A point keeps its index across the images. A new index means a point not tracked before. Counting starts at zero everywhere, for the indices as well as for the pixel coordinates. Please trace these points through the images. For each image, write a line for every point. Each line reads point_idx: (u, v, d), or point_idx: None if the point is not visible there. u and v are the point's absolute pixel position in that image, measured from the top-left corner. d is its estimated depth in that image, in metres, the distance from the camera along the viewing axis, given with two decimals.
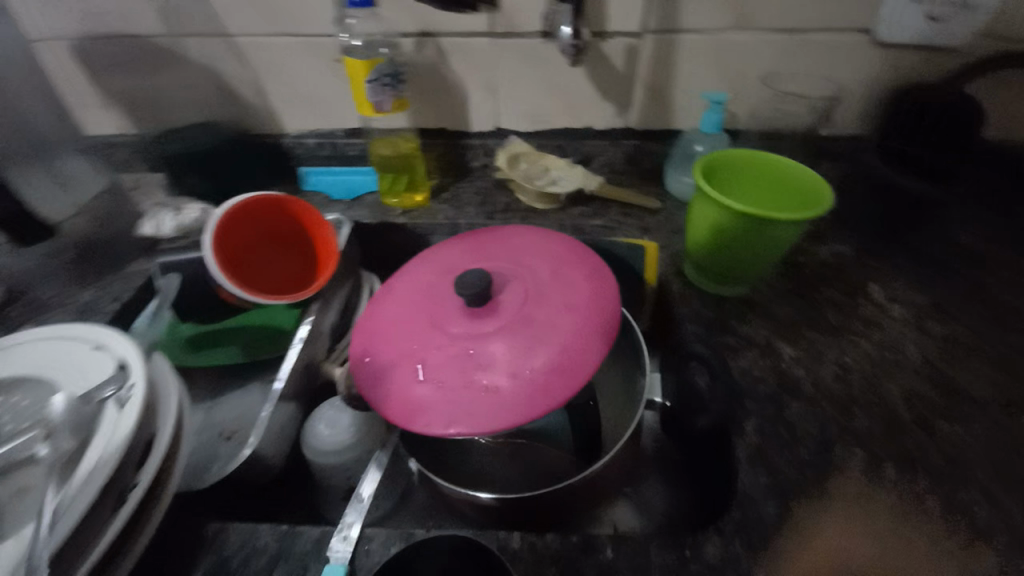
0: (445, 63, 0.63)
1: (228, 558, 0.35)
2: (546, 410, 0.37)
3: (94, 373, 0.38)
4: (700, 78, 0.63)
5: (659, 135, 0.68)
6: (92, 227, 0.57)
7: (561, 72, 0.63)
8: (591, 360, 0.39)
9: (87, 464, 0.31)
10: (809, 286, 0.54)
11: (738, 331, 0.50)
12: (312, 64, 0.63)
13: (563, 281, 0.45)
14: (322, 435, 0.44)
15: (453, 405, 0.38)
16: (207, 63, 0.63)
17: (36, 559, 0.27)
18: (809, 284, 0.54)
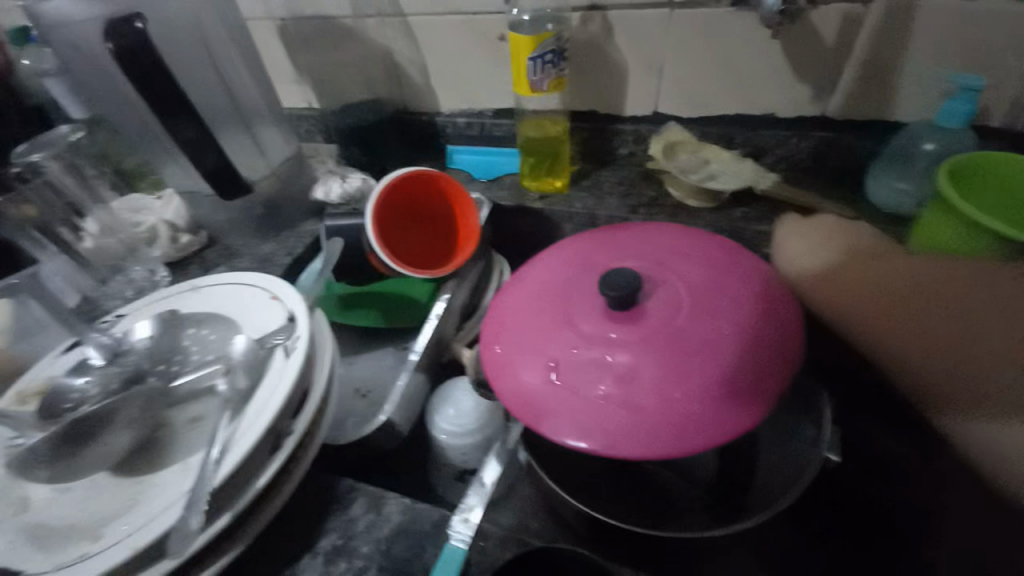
0: (610, 40, 0.58)
1: (358, 520, 0.36)
2: (696, 448, 0.32)
3: (268, 321, 0.42)
4: (942, 55, 0.49)
5: (863, 127, 0.55)
6: (275, 187, 0.64)
7: (746, 48, 0.54)
8: (758, 400, 0.33)
9: (253, 408, 0.35)
10: None
11: None
12: (474, 42, 0.63)
13: (725, 297, 0.38)
14: (448, 415, 0.44)
15: (586, 417, 0.34)
16: (381, 41, 0.67)
17: (204, 488, 0.31)
18: None
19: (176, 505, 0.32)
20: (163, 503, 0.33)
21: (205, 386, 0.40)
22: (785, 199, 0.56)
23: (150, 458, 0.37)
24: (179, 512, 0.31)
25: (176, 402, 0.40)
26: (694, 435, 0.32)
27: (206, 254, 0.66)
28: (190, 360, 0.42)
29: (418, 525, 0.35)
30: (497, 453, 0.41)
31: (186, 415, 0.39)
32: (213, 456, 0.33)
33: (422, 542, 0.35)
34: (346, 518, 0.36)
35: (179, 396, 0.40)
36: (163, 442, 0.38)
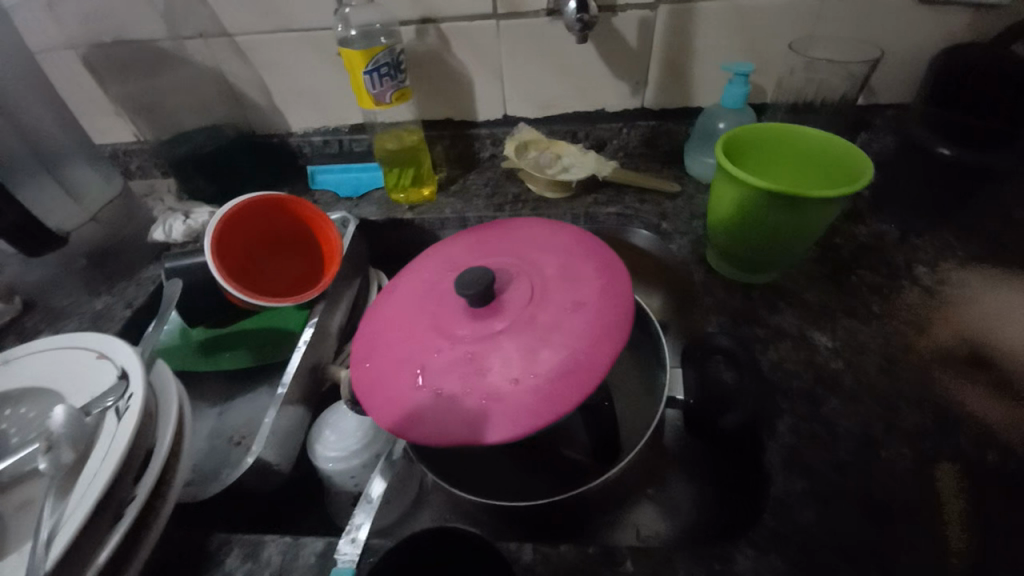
0: (448, 51, 0.61)
1: (234, 572, 0.34)
2: (554, 417, 0.35)
3: (99, 381, 0.37)
4: (720, 50, 0.59)
5: (675, 113, 0.64)
6: (102, 233, 0.57)
7: (569, 52, 0.60)
8: (603, 362, 0.36)
9: (80, 482, 0.31)
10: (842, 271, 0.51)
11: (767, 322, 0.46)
12: (314, 59, 0.62)
13: (571, 277, 0.41)
14: (329, 441, 0.43)
15: (455, 412, 0.36)
16: (211, 63, 0.62)
17: None
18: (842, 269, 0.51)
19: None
20: None
21: (26, 469, 0.34)
22: (626, 182, 0.63)
23: None
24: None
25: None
26: (551, 405, 0.35)
27: (28, 320, 0.55)
28: (3, 444, 0.36)
29: (302, 558, 0.34)
30: (382, 466, 0.41)
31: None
32: (30, 547, 0.28)
33: (307, 574, 0.34)
34: (220, 574, 0.34)
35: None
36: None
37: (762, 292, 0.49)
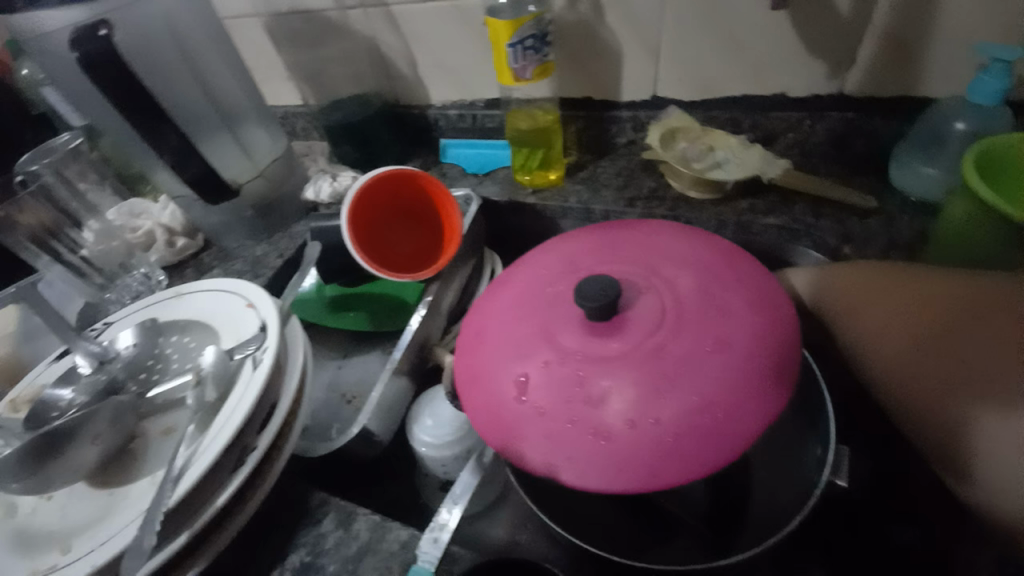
0: (602, 21, 0.54)
1: (327, 537, 0.36)
2: (670, 482, 0.30)
3: (243, 329, 0.42)
4: (970, 24, 0.44)
5: (887, 104, 0.50)
6: (266, 189, 0.64)
7: (751, 22, 0.49)
8: (741, 429, 0.31)
9: (218, 421, 0.34)
10: None
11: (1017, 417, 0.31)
12: (460, 30, 0.60)
13: (715, 309, 0.35)
14: (426, 427, 0.43)
15: (553, 441, 0.33)
16: (367, 33, 0.64)
17: (157, 510, 0.30)
18: None
19: (132, 525, 0.31)
20: (122, 521, 0.32)
21: (178, 397, 0.39)
22: (796, 188, 0.51)
23: (123, 468, 0.35)
24: (134, 534, 0.30)
25: (153, 412, 0.38)
26: (666, 464, 0.30)
27: (204, 256, 0.66)
28: (170, 367, 0.42)
29: (386, 543, 0.34)
30: (471, 464, 0.39)
31: (161, 426, 0.37)
32: (172, 475, 0.31)
33: (389, 560, 0.34)
34: (315, 534, 0.36)
35: (156, 406, 0.38)
36: (135, 452, 0.36)
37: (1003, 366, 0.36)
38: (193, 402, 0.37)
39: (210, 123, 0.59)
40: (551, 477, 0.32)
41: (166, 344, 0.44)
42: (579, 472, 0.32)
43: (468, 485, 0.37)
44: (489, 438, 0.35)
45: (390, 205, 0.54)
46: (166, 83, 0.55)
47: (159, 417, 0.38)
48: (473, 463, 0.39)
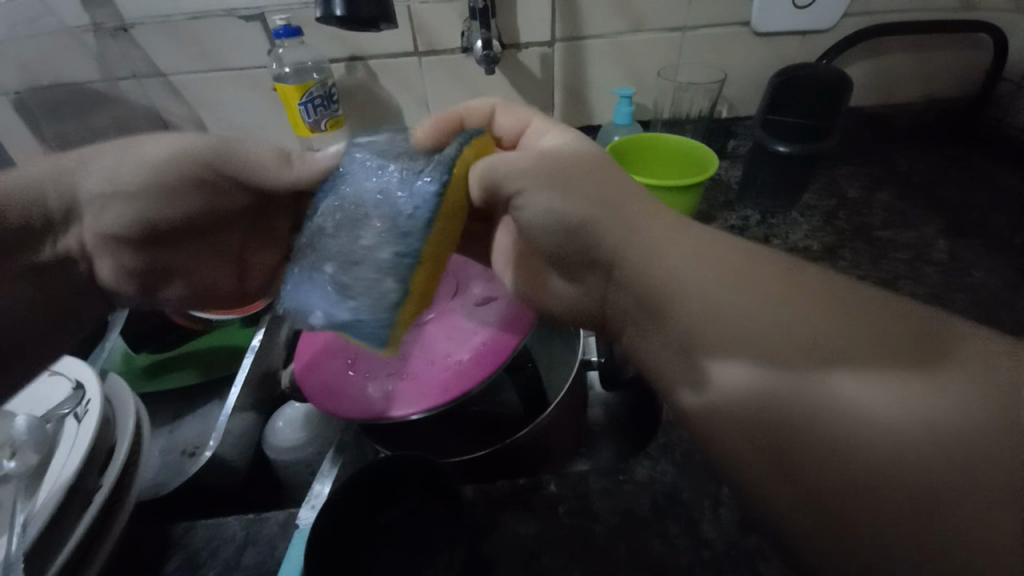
0: (377, 84, 0.68)
1: (201, 551, 0.36)
2: (461, 391, 0.40)
3: (50, 399, 0.40)
4: (608, 78, 0.71)
5: (581, 130, 0.76)
6: None
7: (483, 83, 0.70)
8: (507, 343, 0.42)
9: (50, 476, 0.33)
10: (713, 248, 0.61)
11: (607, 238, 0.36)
12: (249, 95, 0.67)
13: (492, 275, 0.49)
14: (281, 433, 0.46)
15: (377, 393, 0.41)
16: (145, 102, 0.66)
17: (12, 562, 0.29)
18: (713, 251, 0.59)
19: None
20: None
21: None
22: None
23: None
24: None
25: None
26: (458, 382, 0.40)
27: None
28: None
29: (263, 531, 0.37)
30: (332, 450, 0.44)
31: None
32: (13, 533, 0.30)
33: (272, 541, 0.37)
34: (187, 553, 0.36)
35: None
36: None
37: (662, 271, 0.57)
38: None
39: None
40: (373, 417, 0.40)
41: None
42: (398, 406, 0.40)
43: (333, 463, 0.43)
44: (328, 409, 0.42)
45: None
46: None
47: None
48: (333, 448, 0.44)
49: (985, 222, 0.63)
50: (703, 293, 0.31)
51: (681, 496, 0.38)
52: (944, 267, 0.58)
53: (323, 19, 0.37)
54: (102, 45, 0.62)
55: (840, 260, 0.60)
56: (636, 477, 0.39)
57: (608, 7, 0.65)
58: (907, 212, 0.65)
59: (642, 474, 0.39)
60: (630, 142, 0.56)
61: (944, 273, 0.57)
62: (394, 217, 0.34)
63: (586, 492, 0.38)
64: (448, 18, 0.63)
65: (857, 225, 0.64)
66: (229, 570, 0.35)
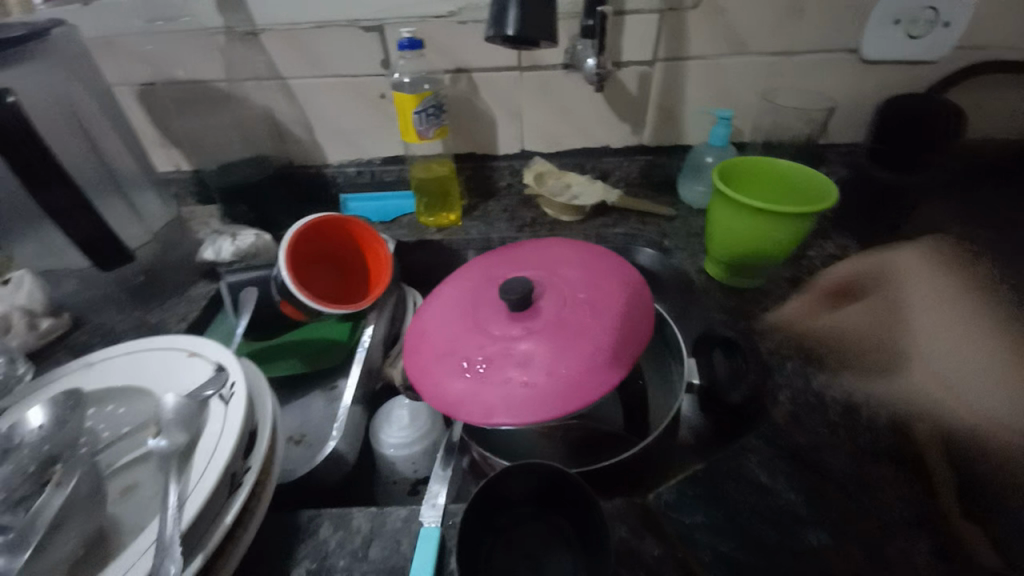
0: (476, 95, 0.70)
1: (329, 540, 0.38)
2: (578, 405, 0.42)
3: (196, 377, 0.42)
4: (704, 100, 0.71)
5: (668, 151, 0.76)
6: (158, 253, 0.62)
7: (579, 100, 0.71)
8: (621, 363, 0.44)
9: (207, 455, 0.35)
10: (868, 267, 0.61)
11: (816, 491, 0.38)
12: (356, 101, 0.70)
13: (598, 289, 0.50)
14: (391, 431, 0.49)
15: (495, 400, 0.43)
16: (261, 101, 0.69)
17: (170, 536, 0.31)
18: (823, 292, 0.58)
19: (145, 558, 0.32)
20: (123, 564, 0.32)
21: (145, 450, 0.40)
22: (630, 208, 0.73)
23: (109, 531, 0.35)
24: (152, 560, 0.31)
25: (113, 472, 0.39)
26: (574, 396, 0.42)
27: (77, 336, 0.58)
28: (111, 435, 0.41)
29: (388, 524, 0.39)
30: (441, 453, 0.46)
31: (120, 484, 0.38)
32: (171, 506, 0.33)
33: (396, 537, 0.38)
34: (315, 543, 0.38)
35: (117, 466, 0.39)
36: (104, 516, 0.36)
37: (759, 322, 0.55)
38: (162, 448, 0.37)
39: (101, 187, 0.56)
40: (494, 424, 0.41)
41: (96, 415, 0.42)
42: (516, 415, 0.42)
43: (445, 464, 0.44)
44: (445, 411, 0.44)
45: (306, 245, 0.55)
46: (58, 147, 0.53)
47: (119, 476, 0.39)
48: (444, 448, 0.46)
49: None
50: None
51: (799, 514, 0.37)
52: None
53: (492, 37, 0.40)
54: (230, 46, 0.66)
55: None
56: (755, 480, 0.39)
57: (715, 30, 0.65)
58: None
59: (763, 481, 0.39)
60: (728, 165, 0.55)
61: None
62: (842, 411, 0.44)
63: (702, 495, 0.39)
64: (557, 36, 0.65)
65: None
66: (356, 561, 0.37)
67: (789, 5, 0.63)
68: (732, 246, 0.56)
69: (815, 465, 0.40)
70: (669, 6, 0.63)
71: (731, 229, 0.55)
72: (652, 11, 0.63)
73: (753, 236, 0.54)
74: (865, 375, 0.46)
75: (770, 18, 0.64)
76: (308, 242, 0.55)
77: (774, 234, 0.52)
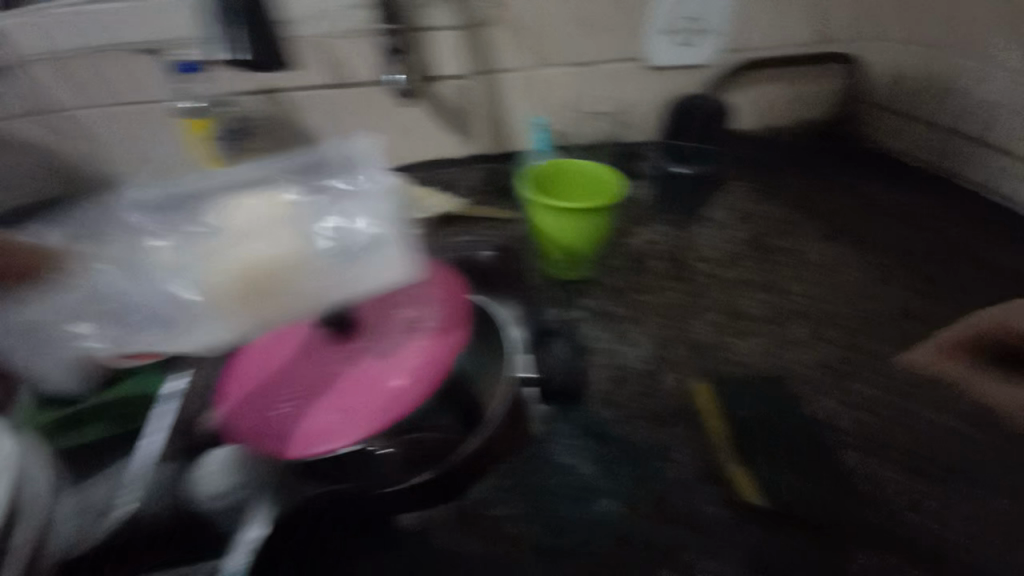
0: (294, 117, 0.68)
1: None
2: (398, 415, 0.39)
3: None
4: (525, 108, 0.76)
5: (506, 157, 0.80)
6: None
7: (404, 115, 0.72)
8: (441, 362, 0.42)
9: None
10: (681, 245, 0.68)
11: (614, 457, 0.41)
12: (158, 130, 0.65)
13: (423, 295, 0.49)
14: (204, 482, 0.40)
15: (314, 429, 0.40)
16: (44, 140, 0.63)
17: None
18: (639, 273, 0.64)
19: None
20: None
21: None
22: (474, 216, 0.74)
23: None
24: None
25: None
26: (394, 405, 0.39)
27: None
28: None
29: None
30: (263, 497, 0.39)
31: None
32: None
33: None
34: None
35: None
36: None
37: (584, 307, 0.59)
38: None
39: None
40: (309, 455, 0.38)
41: None
42: (334, 439, 0.39)
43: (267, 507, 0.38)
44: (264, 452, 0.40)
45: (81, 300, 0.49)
46: None
47: None
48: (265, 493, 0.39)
49: (853, 224, 0.72)
50: (1017, 401, 0.46)
51: (595, 485, 0.40)
52: (823, 263, 0.64)
53: None
54: None
55: (739, 264, 0.64)
56: (561, 460, 0.41)
57: (518, 45, 0.70)
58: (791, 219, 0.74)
59: (567, 460, 0.41)
60: (534, 171, 0.59)
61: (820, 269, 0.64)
62: (648, 379, 0.48)
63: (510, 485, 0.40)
64: (365, 53, 0.65)
65: (756, 235, 0.70)
66: None
67: (577, 21, 0.70)
68: (554, 245, 0.60)
69: (619, 435, 0.43)
70: (468, 24, 0.67)
71: (549, 229, 0.59)
72: (453, 28, 0.67)
73: (567, 233, 0.58)
74: (666, 342, 0.52)
75: (563, 33, 0.70)
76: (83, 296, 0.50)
77: (583, 229, 0.58)
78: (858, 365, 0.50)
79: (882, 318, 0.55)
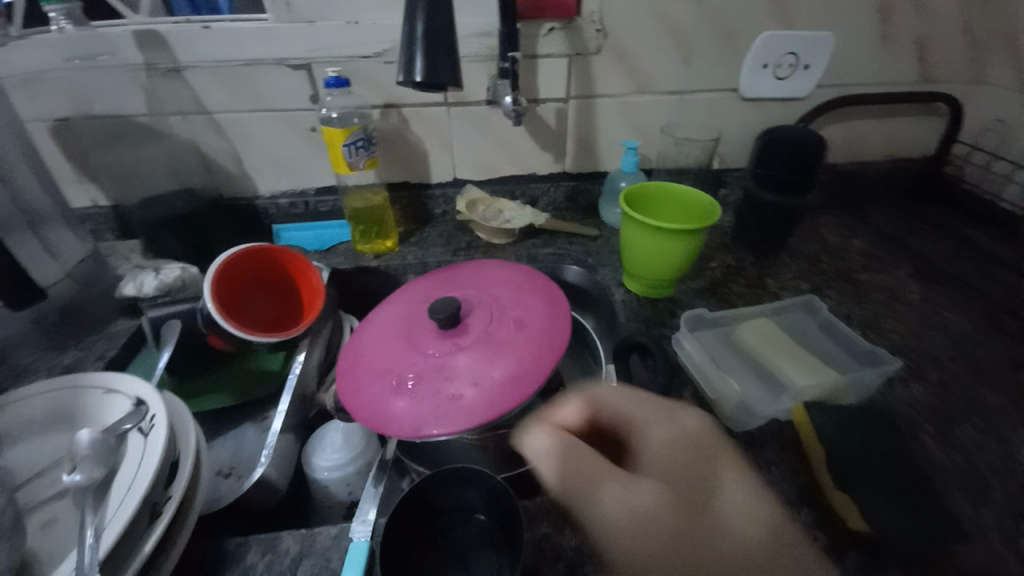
0: (408, 129, 0.74)
1: (256, 566, 0.37)
2: (503, 413, 0.44)
3: (116, 412, 0.40)
4: (615, 131, 0.79)
5: (590, 177, 0.83)
6: (74, 289, 0.59)
7: (504, 133, 0.77)
8: (544, 367, 0.47)
9: (123, 487, 0.34)
10: (761, 275, 0.70)
11: None
12: (287, 133, 0.71)
13: (523, 304, 0.54)
14: (324, 455, 0.49)
15: (422, 413, 0.44)
16: (189, 136, 0.69)
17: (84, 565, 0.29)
18: (722, 299, 0.65)
19: None
20: None
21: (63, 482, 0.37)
22: (558, 229, 0.78)
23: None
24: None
25: (33, 510, 0.36)
26: (500, 405, 0.44)
27: None
28: (23, 478, 0.38)
29: (315, 544, 0.39)
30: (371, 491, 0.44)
31: (38, 521, 0.36)
32: (85, 542, 0.31)
33: (325, 557, 0.38)
34: (241, 569, 0.37)
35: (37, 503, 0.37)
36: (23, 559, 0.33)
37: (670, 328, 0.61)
38: (79, 482, 0.35)
39: (15, 225, 0.54)
40: (427, 435, 0.42)
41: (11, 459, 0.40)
42: (430, 426, 0.44)
43: (374, 503, 0.42)
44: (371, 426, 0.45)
45: (232, 281, 0.55)
46: None
47: (38, 510, 0.36)
48: (370, 487, 0.44)
49: (945, 268, 0.70)
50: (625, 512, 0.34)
51: None
52: (915, 305, 0.63)
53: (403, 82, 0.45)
54: (154, 83, 0.66)
55: (824, 298, 0.64)
56: None
57: (618, 74, 0.74)
58: (879, 257, 0.73)
59: None
60: (631, 191, 0.62)
61: (915, 310, 0.62)
62: None
63: None
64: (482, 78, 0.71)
65: (837, 269, 0.71)
66: None
67: (678, 53, 0.73)
68: (644, 264, 0.62)
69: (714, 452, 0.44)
70: (577, 52, 0.71)
71: (643, 248, 0.61)
72: (563, 55, 0.71)
73: (661, 254, 0.60)
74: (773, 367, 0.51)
75: (664, 63, 0.74)
76: (241, 272, 0.56)
77: (678, 250, 0.59)
78: (958, 407, 0.49)
79: (975, 362, 0.54)
